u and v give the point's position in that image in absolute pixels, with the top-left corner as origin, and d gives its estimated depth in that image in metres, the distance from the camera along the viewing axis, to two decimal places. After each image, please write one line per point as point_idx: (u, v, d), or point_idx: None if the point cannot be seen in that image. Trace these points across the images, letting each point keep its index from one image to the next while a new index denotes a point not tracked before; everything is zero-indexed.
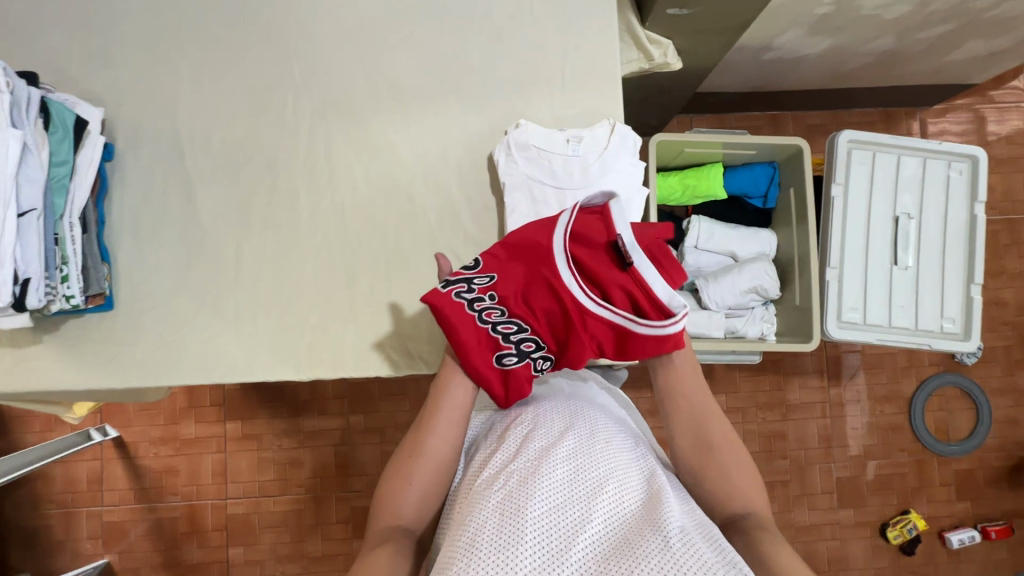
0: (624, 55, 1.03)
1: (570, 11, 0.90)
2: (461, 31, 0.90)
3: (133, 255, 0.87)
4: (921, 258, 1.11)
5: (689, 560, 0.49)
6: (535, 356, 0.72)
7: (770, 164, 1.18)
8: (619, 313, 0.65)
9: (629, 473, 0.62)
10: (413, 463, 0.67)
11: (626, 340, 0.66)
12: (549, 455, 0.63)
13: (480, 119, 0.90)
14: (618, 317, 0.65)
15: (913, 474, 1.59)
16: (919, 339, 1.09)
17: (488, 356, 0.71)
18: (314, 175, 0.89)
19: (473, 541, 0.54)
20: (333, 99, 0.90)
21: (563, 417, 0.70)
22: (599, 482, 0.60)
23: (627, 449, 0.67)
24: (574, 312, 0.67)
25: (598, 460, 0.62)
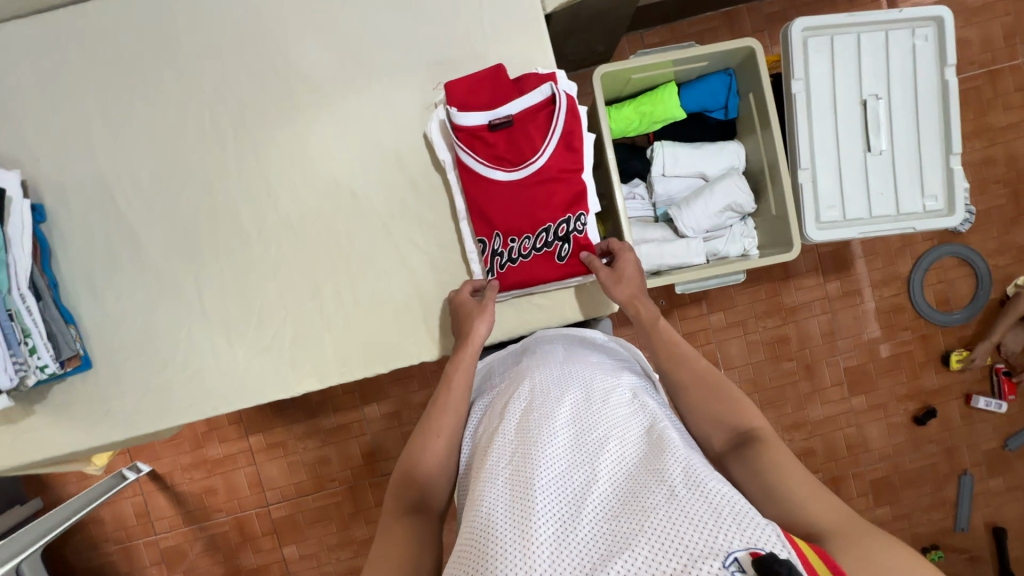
0: None
1: None
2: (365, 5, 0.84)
3: (96, 310, 0.87)
4: (894, 139, 1.07)
5: (696, 502, 0.50)
6: (571, 224, 0.81)
7: (725, 72, 1.11)
8: (552, 138, 0.77)
9: (630, 427, 0.63)
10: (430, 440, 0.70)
11: (573, 137, 0.78)
12: (547, 425, 0.64)
13: (405, 96, 0.85)
14: (556, 137, 0.77)
15: (919, 350, 1.60)
16: (902, 224, 1.06)
17: (553, 264, 0.82)
18: (251, 191, 0.86)
19: (485, 524, 0.55)
20: (250, 107, 0.85)
21: (558, 386, 0.70)
22: (601, 442, 0.60)
23: (626, 403, 0.68)
24: (551, 177, 0.79)
25: (598, 422, 0.64)
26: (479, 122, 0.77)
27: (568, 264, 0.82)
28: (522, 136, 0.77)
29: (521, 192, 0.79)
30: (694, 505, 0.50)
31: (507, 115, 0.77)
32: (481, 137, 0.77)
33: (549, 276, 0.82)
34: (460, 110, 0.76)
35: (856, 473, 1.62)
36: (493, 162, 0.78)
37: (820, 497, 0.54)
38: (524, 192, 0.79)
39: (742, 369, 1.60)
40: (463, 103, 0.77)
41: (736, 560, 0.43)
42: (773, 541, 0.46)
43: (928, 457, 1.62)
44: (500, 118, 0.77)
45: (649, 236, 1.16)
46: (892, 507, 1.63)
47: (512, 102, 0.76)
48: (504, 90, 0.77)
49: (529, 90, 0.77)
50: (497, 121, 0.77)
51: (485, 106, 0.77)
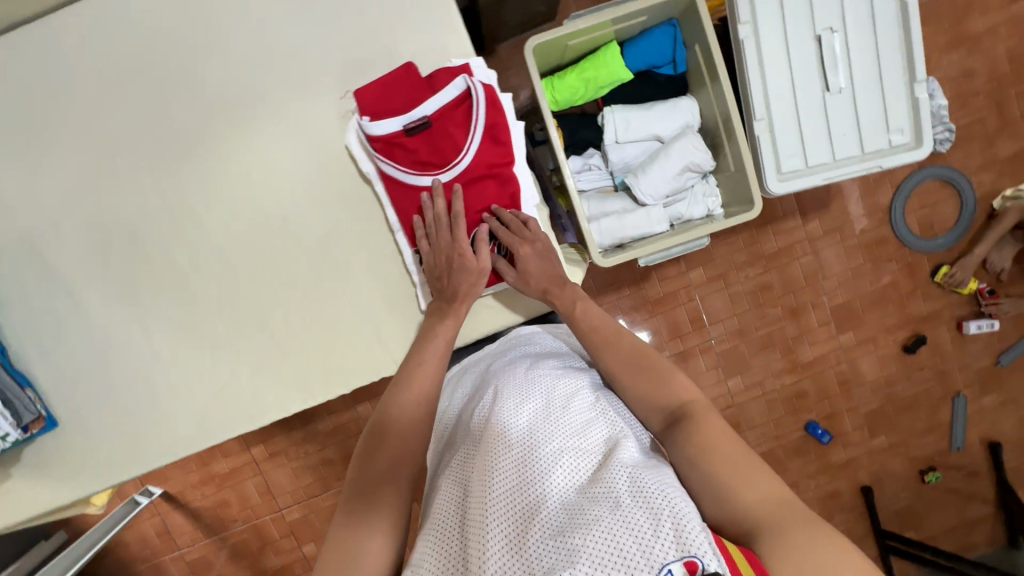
0: None
1: None
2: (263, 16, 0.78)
3: (48, 369, 0.86)
4: (853, 74, 1.00)
5: (638, 511, 0.51)
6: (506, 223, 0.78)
7: (668, 24, 1.04)
8: (475, 136, 0.73)
9: (587, 432, 0.64)
10: (397, 420, 0.67)
11: (497, 132, 0.74)
12: (505, 436, 0.64)
13: (320, 108, 0.80)
14: (478, 135, 0.73)
15: (905, 279, 1.57)
16: (867, 164, 1.01)
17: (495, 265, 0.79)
18: (179, 229, 0.83)
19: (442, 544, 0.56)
20: (162, 141, 0.81)
21: (519, 393, 0.70)
22: (556, 449, 0.61)
23: (587, 405, 0.68)
24: (480, 177, 0.76)
25: (555, 427, 0.64)
26: (395, 129, 0.71)
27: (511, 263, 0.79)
28: (443, 138, 0.73)
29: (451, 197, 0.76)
30: (636, 516, 0.50)
31: (423, 117, 0.71)
32: (399, 144, 0.72)
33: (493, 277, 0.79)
34: (372, 119, 0.71)
35: (850, 408, 1.63)
36: (417, 168, 0.74)
37: (748, 476, 0.56)
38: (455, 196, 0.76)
39: (727, 322, 1.59)
40: (376, 110, 0.71)
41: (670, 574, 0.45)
42: (709, 549, 0.46)
43: (921, 384, 1.62)
44: (417, 122, 0.72)
45: (608, 208, 1.11)
46: (888, 436, 1.65)
47: (426, 103, 0.71)
48: (415, 90, 0.72)
49: (442, 86, 0.72)
50: (413, 126, 0.72)
51: (398, 110, 0.71)
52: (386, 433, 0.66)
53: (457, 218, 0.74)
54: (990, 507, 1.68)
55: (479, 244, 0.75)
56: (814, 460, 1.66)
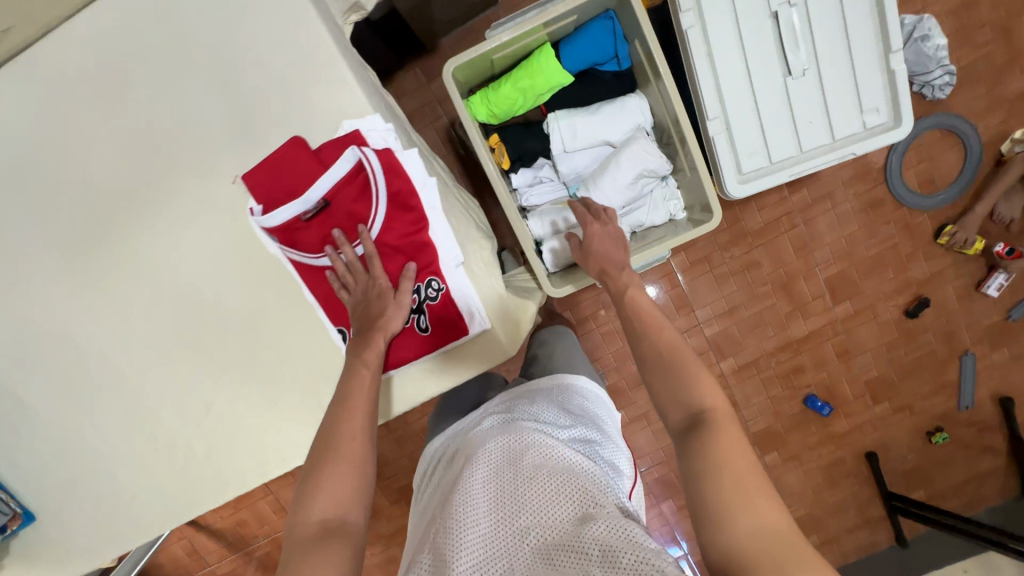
0: None
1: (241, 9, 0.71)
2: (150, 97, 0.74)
3: (16, 469, 0.87)
4: (818, 52, 0.88)
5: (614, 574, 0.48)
6: (424, 290, 0.72)
7: (606, 17, 0.93)
8: (377, 207, 0.67)
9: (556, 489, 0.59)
10: (343, 441, 0.58)
11: (401, 199, 0.68)
12: (471, 501, 0.60)
13: (222, 188, 0.76)
14: (381, 205, 0.67)
15: (905, 241, 1.47)
16: (838, 153, 0.91)
17: (419, 337, 0.73)
18: (109, 324, 0.82)
19: None
20: (73, 239, 0.79)
21: (490, 452, 0.66)
22: (533, 497, 0.59)
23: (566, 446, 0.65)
24: (391, 248, 0.70)
25: (533, 472, 0.62)
26: (292, 215, 0.66)
27: (434, 334, 0.73)
28: (344, 214, 0.68)
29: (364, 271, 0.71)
30: None
31: (318, 196, 0.66)
32: (301, 227, 0.68)
33: (418, 351, 0.73)
34: (265, 208, 0.67)
35: (850, 378, 1.58)
36: (323, 249, 0.69)
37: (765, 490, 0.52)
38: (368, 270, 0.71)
39: (715, 304, 1.53)
40: (267, 196, 0.67)
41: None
42: None
43: (924, 346, 1.55)
44: (313, 202, 0.66)
45: (561, 228, 1.04)
46: (892, 401, 1.60)
47: (318, 181, 0.65)
48: (306, 168, 0.66)
49: (336, 159, 0.66)
50: (309, 206, 0.66)
51: (293, 192, 0.66)
52: (337, 449, 0.58)
53: (373, 254, 0.68)
54: (1004, 462, 1.64)
55: (403, 279, 0.70)
56: (815, 432, 1.63)
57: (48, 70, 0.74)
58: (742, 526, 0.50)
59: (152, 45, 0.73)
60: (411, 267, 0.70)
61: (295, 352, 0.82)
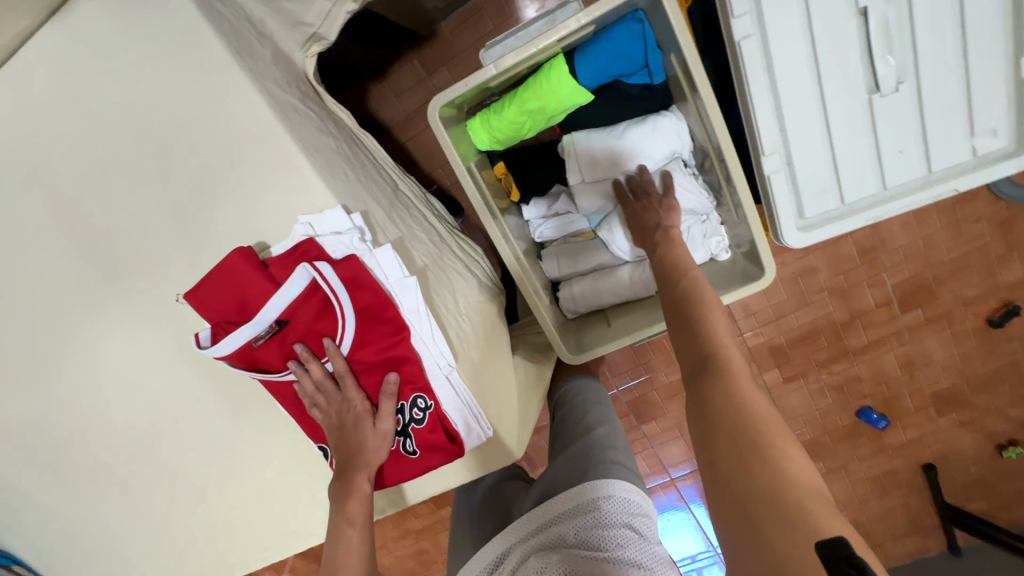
0: (317, 10, 0.64)
1: (171, 75, 0.57)
2: (80, 179, 0.62)
3: (25, 545, 0.86)
4: (920, 61, 0.66)
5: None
6: (407, 410, 0.60)
7: (633, 20, 0.72)
8: (343, 324, 0.56)
9: None
10: None
11: (373, 312, 0.56)
12: None
13: (178, 283, 0.65)
14: (348, 322, 0.56)
15: (997, 241, 1.23)
16: (937, 192, 0.70)
17: (406, 461, 0.62)
18: (85, 418, 0.75)
19: None
20: (28, 334, 0.70)
21: None
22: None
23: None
24: (365, 366, 0.58)
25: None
26: (245, 339, 0.55)
27: (424, 457, 0.62)
28: (307, 332, 0.57)
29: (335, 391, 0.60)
30: None
31: (271, 318, 0.55)
32: (257, 349, 0.57)
33: (406, 476, 0.63)
34: (212, 337, 0.56)
35: (913, 390, 1.41)
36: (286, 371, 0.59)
37: (768, 430, 0.45)
38: None
39: (760, 312, 1.36)
40: (215, 317, 0.56)
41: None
42: None
43: (1006, 357, 1.35)
44: (267, 324, 0.55)
45: (583, 269, 0.89)
46: (959, 414, 1.43)
47: (269, 302, 0.54)
48: (254, 285, 0.54)
49: (290, 274, 0.54)
50: (262, 327, 0.55)
51: (245, 312, 0.55)
52: None
53: (345, 373, 0.57)
54: None
55: (383, 396, 0.58)
56: (867, 443, 1.49)
57: None
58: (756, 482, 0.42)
59: (76, 122, 0.60)
60: (395, 376, 0.58)
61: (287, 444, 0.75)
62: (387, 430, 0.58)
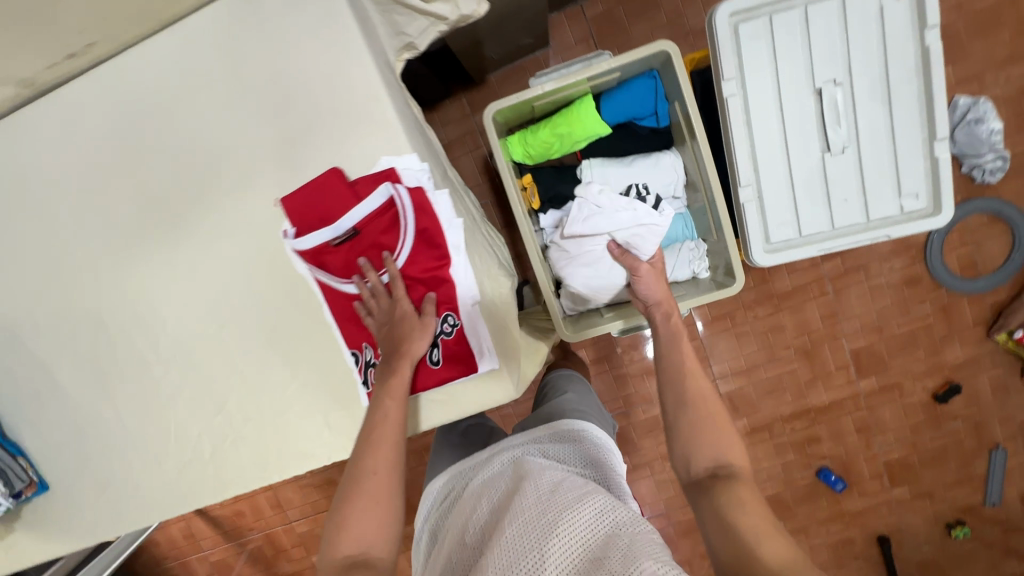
0: (416, 25, 0.85)
1: (296, 41, 0.74)
2: (207, 113, 0.79)
3: (36, 440, 0.92)
4: (859, 132, 0.88)
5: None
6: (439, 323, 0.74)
7: (649, 75, 0.94)
8: (404, 241, 0.70)
9: (581, 525, 0.60)
10: (367, 477, 0.63)
11: (429, 235, 0.70)
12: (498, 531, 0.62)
13: (260, 203, 0.79)
14: (408, 240, 0.70)
15: (939, 323, 1.42)
16: (872, 234, 0.90)
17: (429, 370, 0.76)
18: (140, 317, 0.85)
19: None
20: (120, 233, 0.83)
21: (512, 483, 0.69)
22: (553, 524, 0.60)
23: (581, 482, 0.67)
24: (412, 281, 0.72)
25: (549, 504, 0.63)
26: (324, 240, 0.70)
27: (444, 368, 0.76)
28: (372, 244, 0.70)
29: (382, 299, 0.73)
30: None
31: (349, 225, 0.69)
32: (330, 251, 0.70)
33: (427, 385, 0.76)
34: (298, 234, 0.70)
35: (868, 456, 1.52)
36: (346, 275, 0.72)
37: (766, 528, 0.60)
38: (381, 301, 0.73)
39: (733, 362, 1.50)
40: (301, 219, 0.70)
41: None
42: None
43: (951, 435, 1.48)
44: (344, 230, 0.69)
45: None
46: (911, 487, 1.53)
47: (351, 211, 0.68)
48: (341, 197, 0.68)
49: (371, 191, 0.68)
50: (340, 232, 0.69)
51: (326, 218, 0.69)
52: (363, 487, 0.63)
53: (398, 280, 0.71)
54: None
55: (426, 304, 0.72)
56: (825, 507, 1.56)
57: (120, 77, 0.80)
58: (769, 550, 0.58)
59: (217, 69, 0.78)
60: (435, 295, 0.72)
61: (309, 367, 0.84)
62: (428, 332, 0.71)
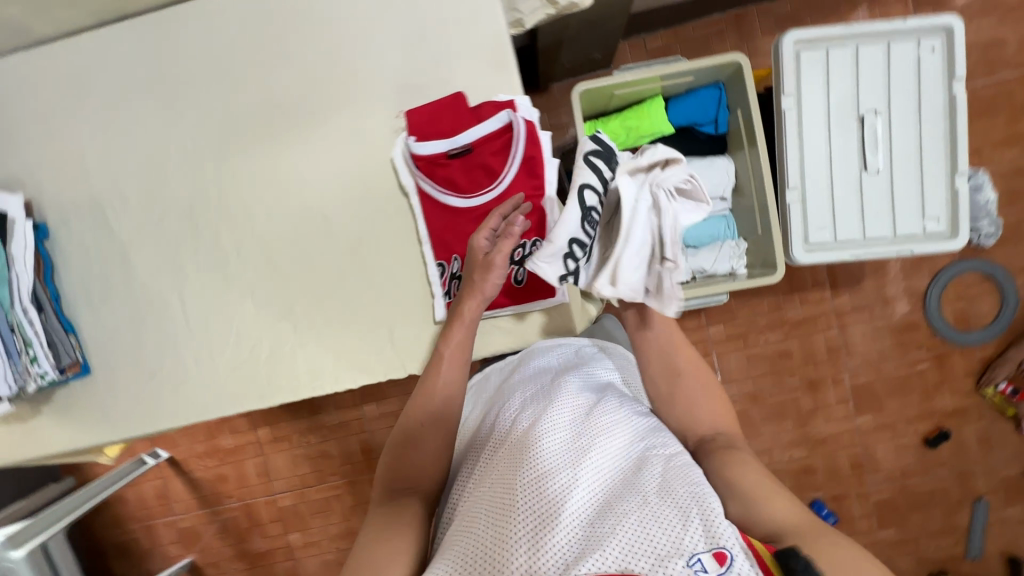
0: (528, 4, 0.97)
1: None
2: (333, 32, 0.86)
3: (92, 322, 0.93)
4: (894, 157, 1.01)
5: (668, 502, 0.61)
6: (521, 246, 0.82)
7: (715, 86, 1.08)
8: (509, 165, 0.78)
9: (620, 438, 0.72)
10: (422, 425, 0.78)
11: (532, 163, 0.78)
12: (544, 428, 0.73)
13: (372, 122, 0.86)
14: (513, 165, 0.78)
15: (934, 370, 1.53)
16: (899, 247, 1.01)
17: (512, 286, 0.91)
18: (232, 214, 0.90)
19: (477, 521, 0.65)
20: (231, 132, 0.89)
21: (553, 391, 0.81)
22: (592, 442, 0.70)
23: (614, 406, 0.78)
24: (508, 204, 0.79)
25: (589, 425, 0.73)
26: (441, 151, 0.78)
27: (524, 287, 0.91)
28: (481, 163, 0.78)
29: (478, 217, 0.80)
30: (664, 512, 0.59)
31: (466, 142, 0.77)
32: (444, 164, 0.79)
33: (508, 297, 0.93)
34: (419, 140, 0.79)
35: (859, 493, 1.57)
36: (451, 189, 0.79)
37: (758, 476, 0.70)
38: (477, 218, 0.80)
39: (741, 382, 1.57)
40: (423, 131, 0.79)
41: (701, 562, 0.54)
42: (734, 542, 0.56)
43: (938, 481, 1.55)
44: (460, 146, 0.78)
45: None
46: (898, 530, 1.57)
47: (470, 130, 0.77)
48: (463, 116, 0.78)
49: (491, 115, 0.77)
50: (456, 147, 0.78)
51: (446, 133, 0.78)
52: (421, 429, 0.78)
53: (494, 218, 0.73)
54: None
55: (505, 239, 0.72)
56: None
57: None
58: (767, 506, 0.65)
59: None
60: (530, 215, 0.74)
61: (386, 282, 0.89)
62: (498, 275, 0.74)
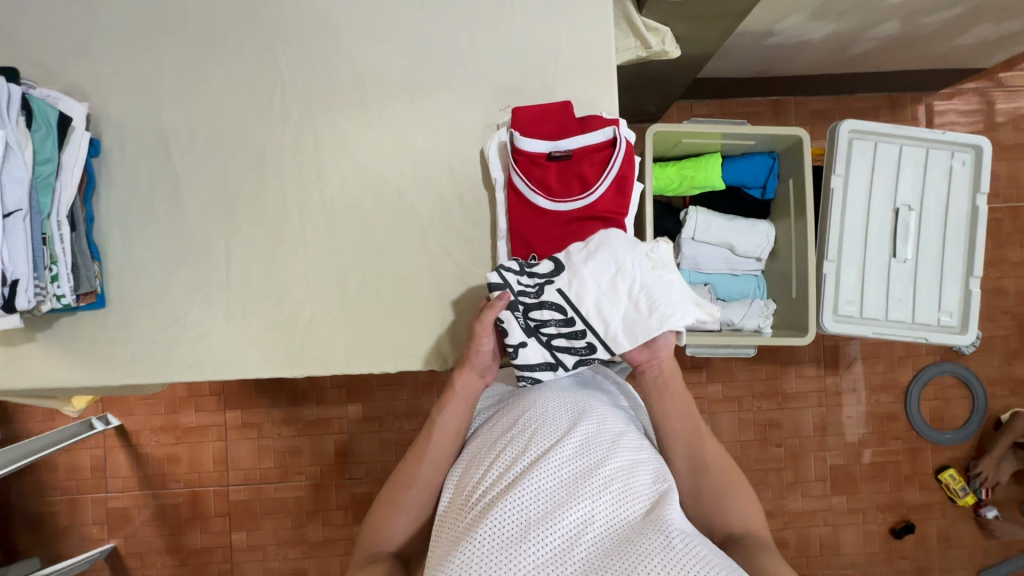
0: (621, 42, 1.00)
1: None
2: (448, 17, 0.87)
3: (123, 252, 0.87)
4: (920, 250, 1.10)
5: (690, 560, 0.52)
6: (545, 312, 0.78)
7: (769, 155, 1.16)
8: (603, 177, 0.81)
9: (635, 474, 0.63)
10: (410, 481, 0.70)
11: (624, 181, 0.82)
12: (555, 449, 0.64)
13: (468, 112, 0.87)
14: (608, 177, 0.80)
15: (906, 462, 1.60)
16: (916, 332, 1.09)
17: None
18: (303, 171, 0.87)
19: (472, 541, 0.55)
20: (320, 90, 0.87)
21: (571, 408, 0.72)
22: (603, 480, 0.61)
23: (634, 445, 0.68)
24: (596, 214, 0.81)
25: (605, 458, 0.64)
26: (543, 151, 0.81)
27: None
28: (577, 171, 0.81)
29: (564, 221, 0.82)
30: (687, 565, 0.51)
31: (567, 148, 0.81)
32: (541, 166, 0.82)
33: None
34: (523, 136, 0.81)
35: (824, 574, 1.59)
36: (544, 189, 0.82)
37: None
38: (562, 222, 0.82)
39: (729, 444, 1.59)
40: (528, 131, 0.82)
41: None
42: None
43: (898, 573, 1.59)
44: (560, 150, 0.81)
45: None
46: None
47: (575, 137, 0.81)
48: (569, 125, 0.82)
49: (594, 128, 0.81)
50: (556, 151, 0.81)
51: (550, 136, 0.82)
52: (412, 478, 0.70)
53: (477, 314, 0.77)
54: None
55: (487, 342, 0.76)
56: None
57: None
58: None
59: None
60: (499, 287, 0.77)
61: (448, 270, 0.87)
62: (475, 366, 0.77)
